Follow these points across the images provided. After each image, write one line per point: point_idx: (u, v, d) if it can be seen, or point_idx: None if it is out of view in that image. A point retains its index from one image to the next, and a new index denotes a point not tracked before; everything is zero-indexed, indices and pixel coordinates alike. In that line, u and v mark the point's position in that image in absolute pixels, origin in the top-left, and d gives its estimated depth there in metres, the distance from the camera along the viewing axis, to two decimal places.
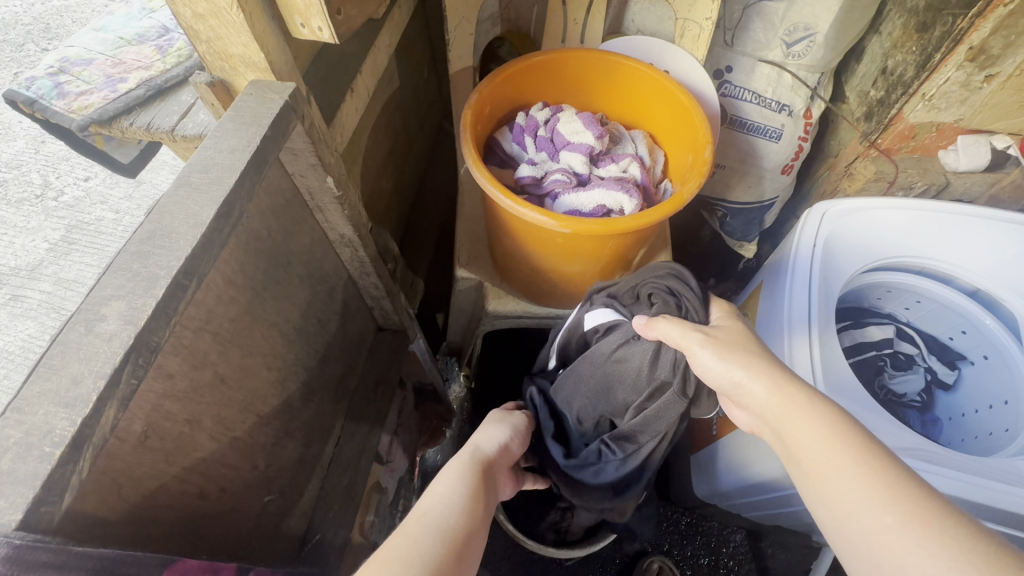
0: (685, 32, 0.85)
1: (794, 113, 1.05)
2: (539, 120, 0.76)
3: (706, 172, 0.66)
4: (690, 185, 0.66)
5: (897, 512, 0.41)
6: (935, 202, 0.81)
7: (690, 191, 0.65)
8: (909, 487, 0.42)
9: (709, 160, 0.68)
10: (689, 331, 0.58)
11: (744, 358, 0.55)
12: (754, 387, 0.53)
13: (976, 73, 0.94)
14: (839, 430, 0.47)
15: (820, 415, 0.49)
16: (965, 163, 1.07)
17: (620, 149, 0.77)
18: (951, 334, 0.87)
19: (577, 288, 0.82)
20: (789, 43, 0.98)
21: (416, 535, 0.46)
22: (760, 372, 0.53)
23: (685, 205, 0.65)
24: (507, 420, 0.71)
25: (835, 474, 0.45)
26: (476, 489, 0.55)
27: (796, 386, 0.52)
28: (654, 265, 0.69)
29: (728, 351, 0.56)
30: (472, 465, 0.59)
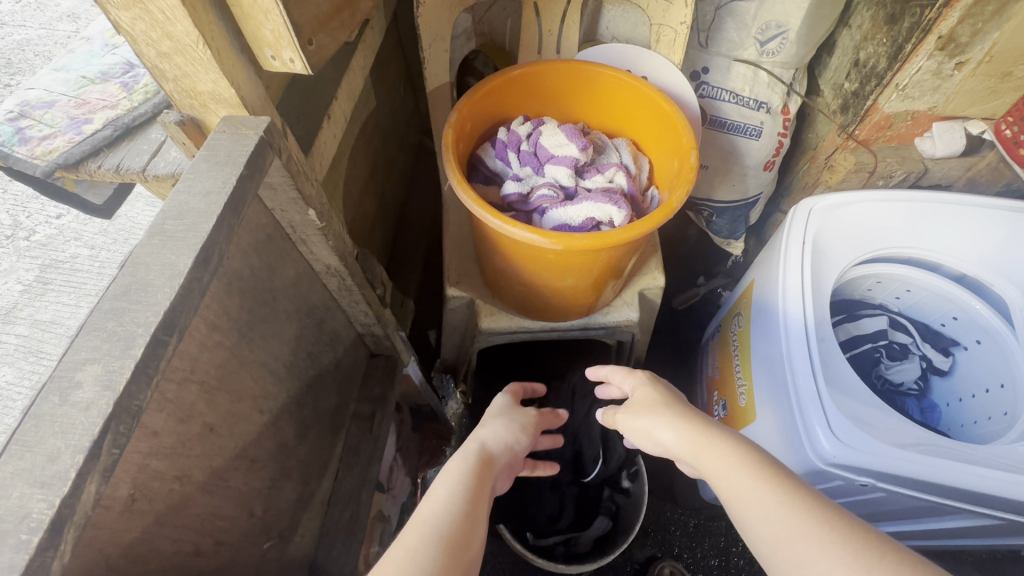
0: (660, 37, 0.84)
1: (772, 109, 1.06)
2: (521, 134, 0.75)
3: (694, 180, 0.66)
4: (679, 193, 0.65)
5: (790, 523, 0.46)
6: (921, 193, 0.81)
7: (679, 199, 0.65)
8: (797, 500, 0.47)
9: (695, 166, 0.67)
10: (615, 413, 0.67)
11: (656, 414, 0.62)
12: (668, 437, 0.59)
13: (947, 61, 0.95)
14: (736, 460, 0.53)
15: (719, 449, 0.54)
16: (942, 150, 1.08)
17: (604, 159, 0.76)
18: (943, 321, 0.87)
19: (570, 302, 0.81)
20: (763, 42, 0.99)
21: (415, 543, 0.48)
22: (668, 423, 0.60)
23: (674, 213, 0.65)
24: (511, 414, 0.69)
25: (739, 502, 0.50)
26: (475, 492, 0.55)
27: (698, 428, 0.58)
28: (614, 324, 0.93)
29: (646, 407, 0.63)
30: (472, 461, 0.59)
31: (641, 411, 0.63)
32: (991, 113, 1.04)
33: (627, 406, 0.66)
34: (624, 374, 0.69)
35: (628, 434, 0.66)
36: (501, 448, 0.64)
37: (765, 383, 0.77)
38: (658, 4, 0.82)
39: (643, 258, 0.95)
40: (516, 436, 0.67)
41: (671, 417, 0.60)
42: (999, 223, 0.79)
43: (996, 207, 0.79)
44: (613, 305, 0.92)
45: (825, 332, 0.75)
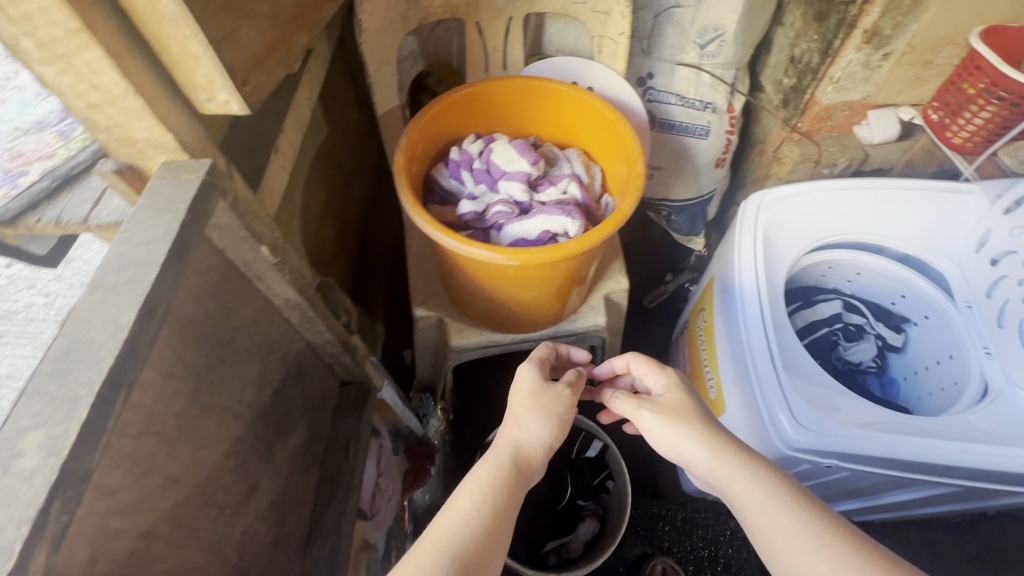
0: (603, 48, 0.86)
1: (718, 109, 1.10)
2: (472, 153, 0.75)
3: (642, 186, 0.68)
4: (629, 201, 0.67)
5: (826, 558, 0.46)
6: (861, 180, 0.84)
7: (630, 206, 0.66)
8: (835, 533, 0.48)
9: (643, 173, 0.69)
10: (635, 407, 0.63)
11: (684, 427, 0.59)
12: (698, 453, 0.58)
13: (874, 53, 1.00)
14: (773, 490, 0.52)
15: (757, 478, 0.53)
16: (878, 136, 1.13)
17: (557, 170, 0.77)
18: (893, 299, 0.91)
19: (537, 313, 0.82)
20: (703, 45, 1.03)
21: (426, 565, 0.50)
22: (700, 440, 0.58)
23: (626, 220, 0.66)
24: (548, 404, 0.65)
25: (773, 527, 0.50)
26: (500, 503, 0.56)
27: (732, 450, 0.56)
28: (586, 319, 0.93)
29: (674, 412, 0.61)
30: (502, 471, 0.59)
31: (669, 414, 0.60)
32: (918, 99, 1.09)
33: (653, 402, 0.62)
34: (654, 369, 0.67)
35: (626, 415, 0.64)
36: (536, 448, 0.62)
37: (731, 375, 0.80)
38: (597, 18, 0.83)
39: (604, 263, 0.97)
40: (552, 431, 0.64)
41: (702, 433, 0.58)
42: (936, 203, 0.82)
43: (936, 188, 0.82)
44: (579, 311, 0.93)
45: (781, 321, 0.78)
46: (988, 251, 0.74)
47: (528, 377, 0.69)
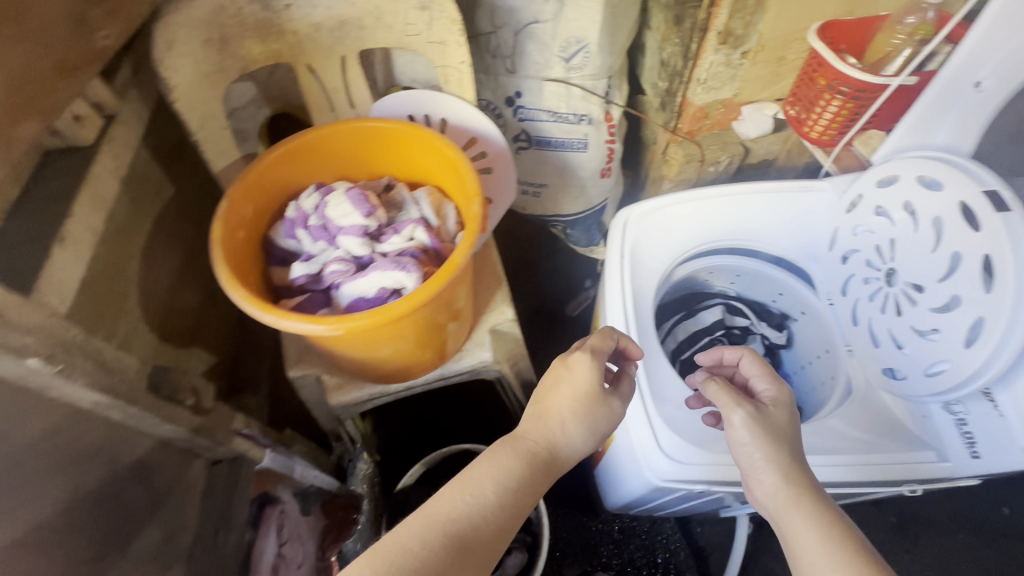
0: (449, 78, 0.82)
1: (595, 120, 1.08)
2: (307, 208, 0.71)
3: (476, 231, 0.65)
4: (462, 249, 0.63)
5: None
6: (722, 186, 0.83)
7: (464, 254, 0.63)
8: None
9: (479, 215, 0.66)
10: (734, 404, 0.61)
11: (766, 452, 0.59)
12: (771, 479, 0.58)
13: (733, 52, 1.00)
14: (835, 535, 0.53)
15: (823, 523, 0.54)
16: (754, 130, 1.13)
17: (403, 216, 0.74)
18: (773, 297, 0.91)
19: (408, 363, 0.78)
20: (568, 59, 1.00)
21: (428, 544, 0.52)
22: (780, 458, 0.58)
23: (462, 269, 0.63)
24: (596, 415, 0.64)
25: (822, 558, 0.51)
26: (521, 502, 0.58)
27: (809, 490, 0.56)
28: (472, 354, 0.90)
29: (774, 426, 0.61)
30: (533, 471, 0.60)
31: (762, 425, 0.60)
32: (780, 95, 1.11)
33: (759, 409, 0.61)
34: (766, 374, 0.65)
35: (719, 403, 0.63)
36: (570, 454, 0.63)
37: None
38: (434, 49, 0.79)
39: (485, 295, 0.94)
40: (591, 442, 0.64)
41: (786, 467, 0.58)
42: (796, 201, 0.81)
43: (790, 189, 0.81)
44: (464, 348, 0.90)
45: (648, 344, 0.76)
46: (838, 249, 0.73)
47: (589, 374, 0.64)
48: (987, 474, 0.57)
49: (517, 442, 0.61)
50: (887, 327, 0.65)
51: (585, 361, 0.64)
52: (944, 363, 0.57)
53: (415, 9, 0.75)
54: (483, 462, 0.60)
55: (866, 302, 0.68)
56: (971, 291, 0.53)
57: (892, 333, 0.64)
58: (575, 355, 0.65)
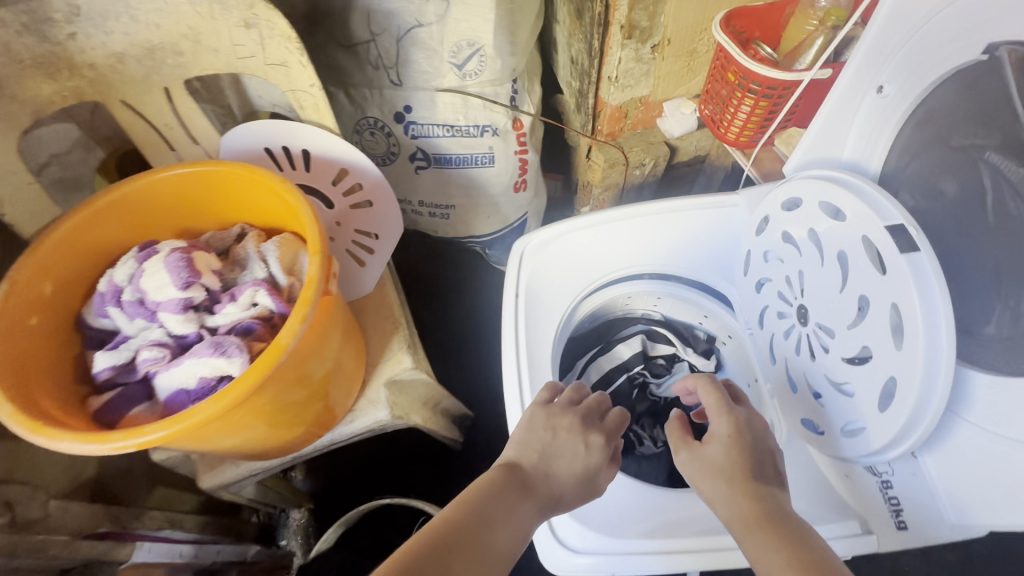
0: (302, 103, 0.71)
1: (500, 130, 0.98)
2: (120, 281, 0.59)
3: (307, 301, 0.52)
4: (290, 325, 0.51)
5: None
6: (626, 208, 0.72)
7: (290, 334, 0.51)
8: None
9: (313, 279, 0.54)
10: (684, 441, 0.62)
11: (711, 485, 0.56)
12: (726, 510, 0.54)
13: (642, 46, 0.89)
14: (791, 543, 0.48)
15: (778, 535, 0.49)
16: (678, 129, 1.03)
17: (246, 276, 0.63)
18: (699, 320, 0.82)
19: (273, 444, 0.67)
20: (460, 65, 0.89)
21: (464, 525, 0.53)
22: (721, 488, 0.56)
23: (290, 352, 0.51)
24: (587, 478, 0.62)
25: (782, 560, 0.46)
26: (515, 542, 0.54)
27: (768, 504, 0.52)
28: (365, 413, 0.80)
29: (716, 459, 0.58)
30: (529, 515, 0.57)
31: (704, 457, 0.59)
32: (697, 91, 1.01)
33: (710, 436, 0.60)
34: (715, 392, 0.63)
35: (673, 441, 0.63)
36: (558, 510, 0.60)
37: None
38: (275, 71, 0.67)
39: (379, 344, 0.83)
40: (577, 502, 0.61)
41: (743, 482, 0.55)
42: (710, 218, 0.71)
43: (701, 206, 0.71)
44: (356, 409, 0.80)
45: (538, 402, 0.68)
46: (752, 275, 0.64)
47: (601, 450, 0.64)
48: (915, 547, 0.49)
49: (529, 489, 0.59)
50: (804, 371, 0.56)
51: (599, 436, 0.64)
52: (860, 424, 0.48)
53: (240, 27, 0.63)
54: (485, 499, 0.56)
55: (781, 340, 0.60)
56: (881, 345, 0.44)
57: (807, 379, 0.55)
58: (590, 423, 0.66)
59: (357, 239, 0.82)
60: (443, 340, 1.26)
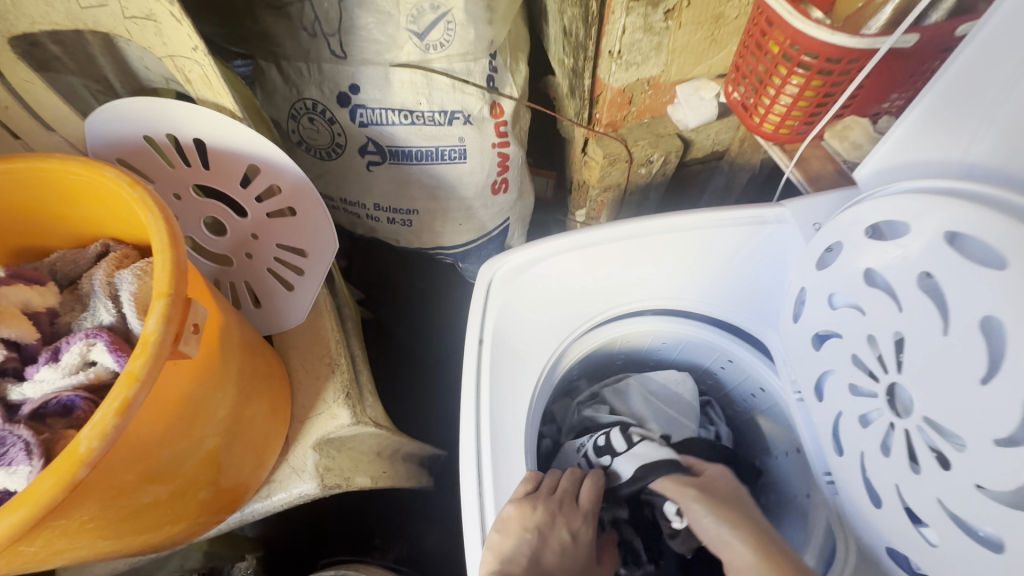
0: (187, 73, 0.52)
1: (473, 118, 0.79)
2: None
3: (133, 377, 0.34)
4: (98, 420, 0.32)
5: None
6: (625, 226, 0.53)
7: (96, 433, 0.32)
8: None
9: (148, 340, 0.35)
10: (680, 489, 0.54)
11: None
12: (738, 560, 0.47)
13: (652, 11, 0.69)
14: None
15: None
16: (694, 118, 0.84)
17: (87, 321, 0.44)
18: (721, 363, 0.63)
19: (143, 547, 0.48)
20: (420, 33, 0.69)
21: None
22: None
23: (101, 460, 0.33)
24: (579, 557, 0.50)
25: None
26: None
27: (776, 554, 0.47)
28: (286, 484, 0.61)
29: (720, 534, 0.50)
30: None
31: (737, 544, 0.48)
32: (719, 70, 0.81)
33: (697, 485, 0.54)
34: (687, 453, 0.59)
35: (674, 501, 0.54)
36: None
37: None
38: (143, 26, 0.48)
39: (308, 393, 0.64)
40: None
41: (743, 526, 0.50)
42: (739, 243, 0.53)
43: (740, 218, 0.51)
44: (275, 479, 0.62)
45: (509, 487, 0.50)
46: (805, 323, 0.46)
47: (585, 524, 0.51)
48: None
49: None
50: (895, 481, 0.38)
51: (583, 523, 0.51)
52: None
53: None
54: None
55: (850, 423, 0.42)
56: None
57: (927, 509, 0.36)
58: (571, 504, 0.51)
59: (279, 256, 0.63)
60: (412, 362, 1.08)
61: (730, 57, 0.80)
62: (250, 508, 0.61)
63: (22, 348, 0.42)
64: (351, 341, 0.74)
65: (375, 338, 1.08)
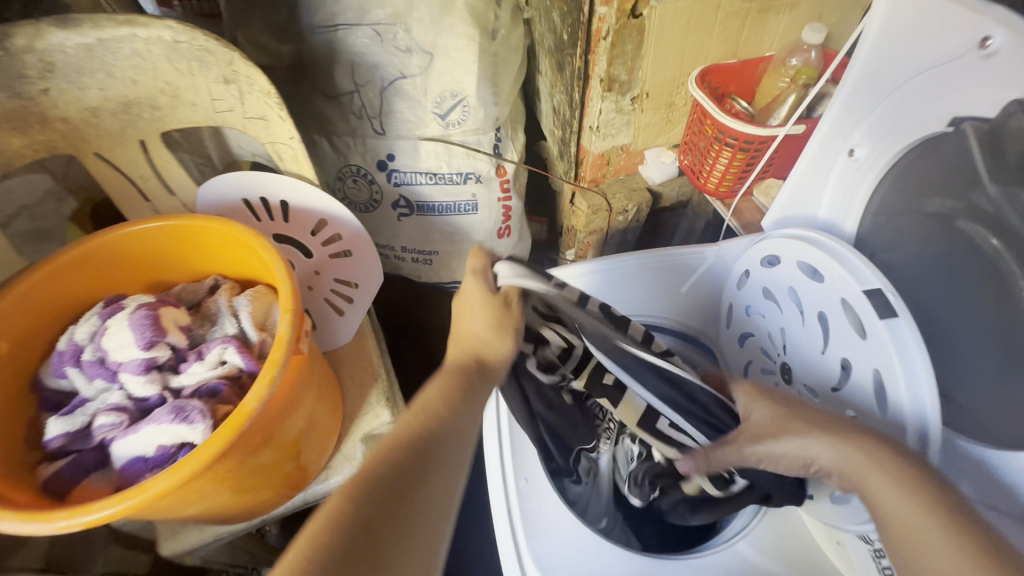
0: (281, 154, 0.70)
1: (483, 177, 0.99)
2: (81, 339, 0.56)
3: (276, 361, 0.51)
4: (256, 390, 0.49)
5: None
6: (600, 261, 0.70)
7: (257, 397, 0.49)
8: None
9: (282, 339, 0.52)
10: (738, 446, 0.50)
11: (843, 474, 0.44)
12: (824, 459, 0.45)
13: (622, 99, 0.90)
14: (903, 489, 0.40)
15: (889, 472, 0.41)
16: (660, 175, 1.04)
17: (216, 333, 0.61)
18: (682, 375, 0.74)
19: (243, 510, 0.63)
20: (443, 114, 0.91)
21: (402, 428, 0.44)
22: (857, 482, 0.43)
23: (257, 417, 0.49)
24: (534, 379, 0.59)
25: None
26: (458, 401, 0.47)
27: (864, 443, 0.43)
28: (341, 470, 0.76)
29: (792, 455, 0.47)
30: (456, 380, 0.49)
31: (829, 443, 0.45)
32: (676, 140, 1.03)
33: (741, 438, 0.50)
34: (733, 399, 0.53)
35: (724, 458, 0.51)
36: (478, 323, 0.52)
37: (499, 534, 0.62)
38: (254, 123, 0.67)
39: (356, 397, 0.80)
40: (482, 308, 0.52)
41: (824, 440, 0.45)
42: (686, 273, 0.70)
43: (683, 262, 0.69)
44: (330, 467, 0.76)
45: None
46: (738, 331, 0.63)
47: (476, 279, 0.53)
48: None
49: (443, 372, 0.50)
50: None
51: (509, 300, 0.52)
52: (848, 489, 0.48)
53: (219, 83, 0.62)
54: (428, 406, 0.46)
55: None
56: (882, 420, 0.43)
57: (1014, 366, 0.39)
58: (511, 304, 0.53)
59: (335, 288, 0.80)
60: None
61: (683, 130, 1.03)
62: (311, 492, 0.75)
63: (175, 350, 0.58)
64: (386, 359, 0.90)
65: (394, 368, 1.22)
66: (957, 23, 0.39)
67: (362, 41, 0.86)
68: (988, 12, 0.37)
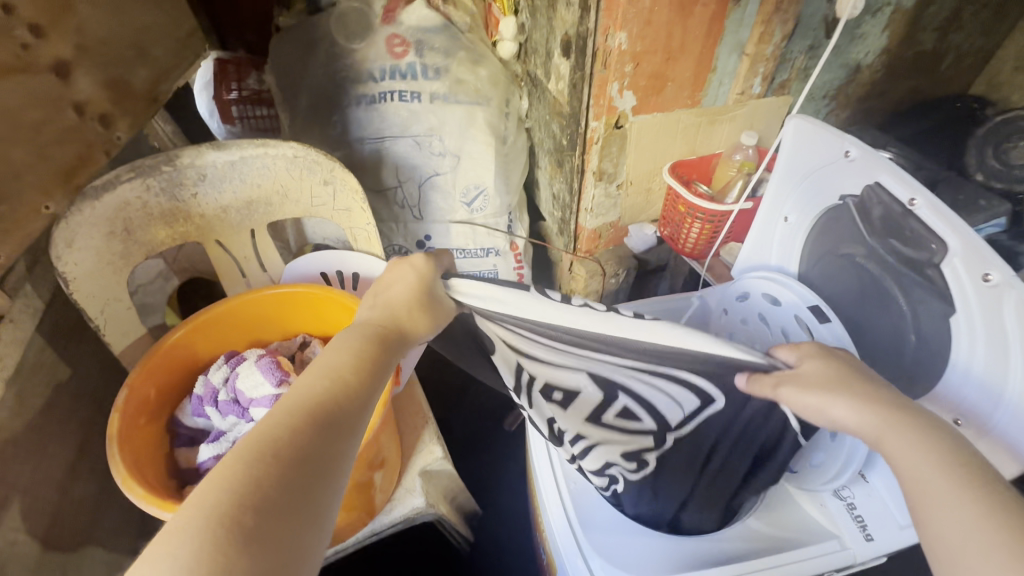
0: (357, 237, 0.88)
1: (501, 252, 1.22)
2: (217, 383, 0.71)
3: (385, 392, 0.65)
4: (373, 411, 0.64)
5: (955, 511, 0.41)
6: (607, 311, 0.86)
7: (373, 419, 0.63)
8: (992, 498, 0.40)
9: None
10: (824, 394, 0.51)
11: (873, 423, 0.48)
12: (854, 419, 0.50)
13: (610, 186, 1.14)
14: (930, 449, 0.45)
15: (919, 438, 0.46)
16: (643, 244, 1.27)
17: None
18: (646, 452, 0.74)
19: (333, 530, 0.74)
20: (468, 202, 1.15)
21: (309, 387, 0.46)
22: (874, 441, 0.48)
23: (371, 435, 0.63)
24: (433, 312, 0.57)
25: (949, 505, 0.41)
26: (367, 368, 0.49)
27: (892, 405, 0.49)
28: (405, 502, 0.87)
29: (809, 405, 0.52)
30: (367, 345, 0.51)
31: (871, 406, 0.49)
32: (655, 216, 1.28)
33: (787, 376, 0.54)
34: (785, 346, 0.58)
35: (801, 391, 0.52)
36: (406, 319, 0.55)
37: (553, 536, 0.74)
38: (340, 215, 0.84)
39: (412, 437, 0.93)
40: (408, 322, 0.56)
41: (875, 399, 0.49)
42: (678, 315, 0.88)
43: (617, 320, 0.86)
44: (395, 498, 0.87)
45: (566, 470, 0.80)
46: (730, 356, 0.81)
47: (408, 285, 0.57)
48: (884, 551, 0.62)
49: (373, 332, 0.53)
50: None
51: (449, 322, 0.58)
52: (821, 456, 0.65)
53: (319, 184, 0.81)
54: (338, 368, 0.48)
55: None
56: None
57: (945, 338, 0.54)
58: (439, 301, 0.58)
59: None
60: (450, 444, 1.33)
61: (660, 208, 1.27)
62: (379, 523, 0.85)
63: None
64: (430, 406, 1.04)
65: None
66: (831, 141, 0.61)
67: (405, 148, 1.10)
68: (846, 137, 0.60)
